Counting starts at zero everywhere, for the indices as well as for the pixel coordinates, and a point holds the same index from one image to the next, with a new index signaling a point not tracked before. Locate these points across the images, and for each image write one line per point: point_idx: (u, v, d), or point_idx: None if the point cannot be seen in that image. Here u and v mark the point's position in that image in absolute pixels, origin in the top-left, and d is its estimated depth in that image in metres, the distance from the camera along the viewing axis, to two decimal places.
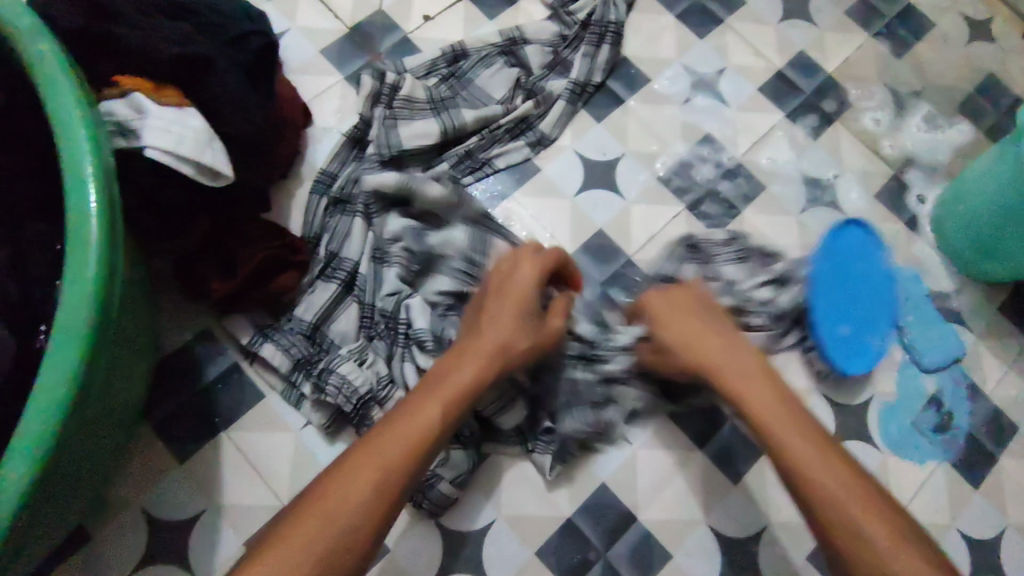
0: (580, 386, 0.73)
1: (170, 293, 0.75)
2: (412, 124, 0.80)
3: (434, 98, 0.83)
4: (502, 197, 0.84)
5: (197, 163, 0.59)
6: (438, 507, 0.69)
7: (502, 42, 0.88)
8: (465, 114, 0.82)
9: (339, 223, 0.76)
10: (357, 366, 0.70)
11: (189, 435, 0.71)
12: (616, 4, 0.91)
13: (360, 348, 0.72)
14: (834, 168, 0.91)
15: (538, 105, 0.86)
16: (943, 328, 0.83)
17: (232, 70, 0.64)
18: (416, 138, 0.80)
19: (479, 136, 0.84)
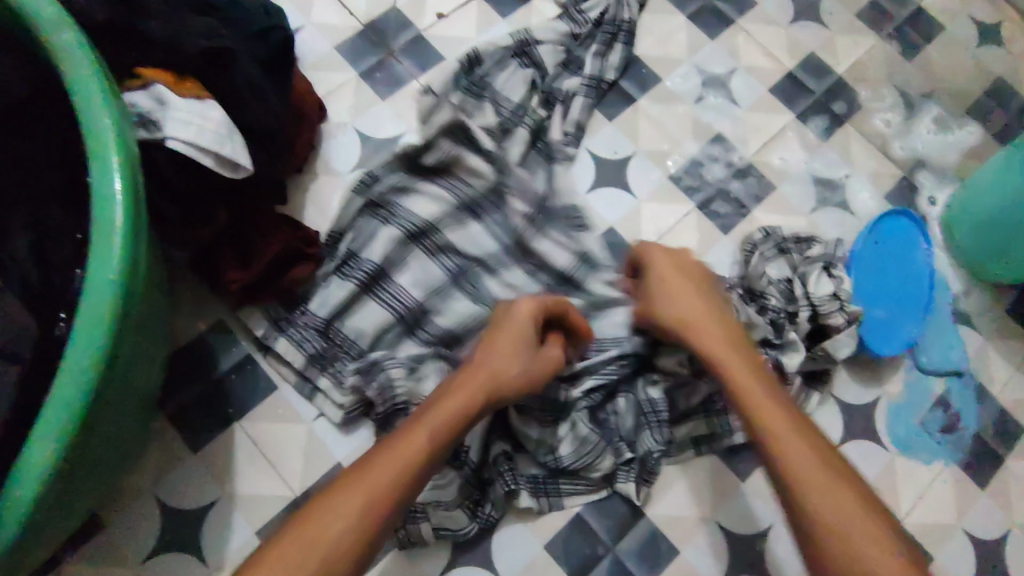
0: (644, 407, 0.72)
1: (185, 285, 0.76)
2: (515, 179, 0.80)
3: (497, 164, 0.79)
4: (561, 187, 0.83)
5: (218, 155, 0.60)
6: (409, 540, 0.68)
7: (514, 44, 0.87)
8: (512, 149, 0.82)
9: (365, 224, 0.75)
10: (408, 374, 0.70)
11: (203, 426, 0.72)
12: (627, 4, 0.92)
13: (419, 356, 0.71)
14: (844, 168, 0.91)
15: (555, 111, 0.87)
16: (953, 335, 0.84)
17: (251, 63, 0.65)
18: (514, 199, 0.79)
19: (527, 168, 0.83)
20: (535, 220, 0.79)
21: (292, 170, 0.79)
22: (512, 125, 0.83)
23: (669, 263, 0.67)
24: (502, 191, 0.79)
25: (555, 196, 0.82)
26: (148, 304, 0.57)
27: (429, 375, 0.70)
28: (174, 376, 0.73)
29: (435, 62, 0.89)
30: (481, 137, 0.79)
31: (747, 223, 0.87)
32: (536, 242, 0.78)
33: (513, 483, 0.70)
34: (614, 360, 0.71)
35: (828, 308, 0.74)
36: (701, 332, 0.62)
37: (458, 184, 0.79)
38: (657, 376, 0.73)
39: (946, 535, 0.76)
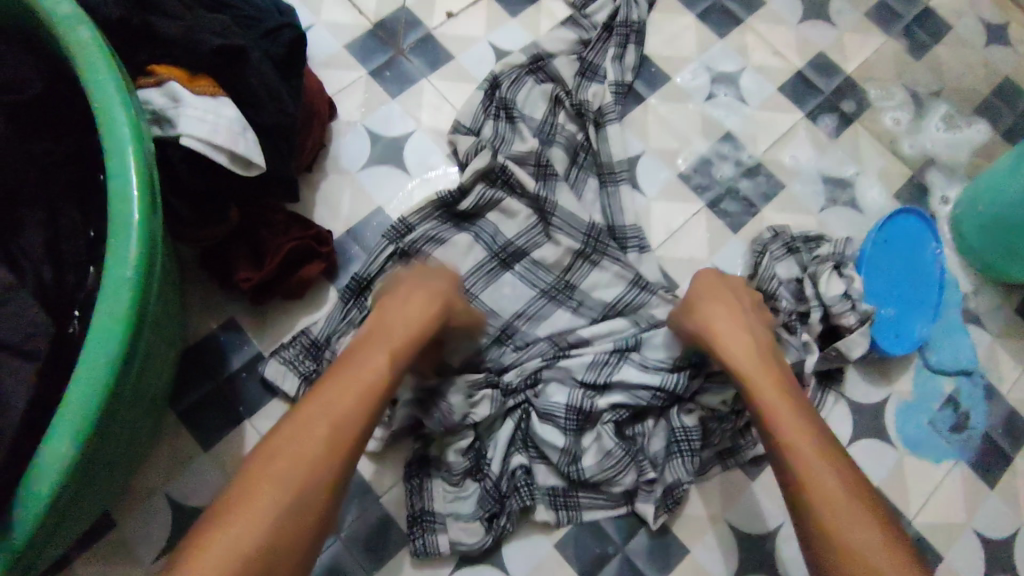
0: (680, 434, 0.70)
1: (197, 283, 0.76)
2: (564, 208, 0.78)
3: (537, 204, 0.78)
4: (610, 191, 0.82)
5: (231, 152, 0.59)
6: (425, 548, 0.68)
7: (528, 61, 0.86)
8: (557, 163, 0.81)
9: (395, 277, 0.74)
10: (462, 398, 0.69)
11: (214, 424, 0.72)
12: (636, 4, 0.92)
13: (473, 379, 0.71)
14: (854, 166, 0.91)
15: (593, 130, 0.85)
16: (964, 335, 0.83)
17: (264, 61, 0.65)
18: (565, 236, 0.78)
19: (565, 181, 0.81)
20: (590, 247, 0.78)
21: (302, 168, 0.79)
22: (546, 143, 0.83)
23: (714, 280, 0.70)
24: (547, 223, 0.78)
25: (614, 218, 0.81)
26: (157, 312, 0.56)
27: (483, 397, 0.70)
28: (184, 375, 0.73)
29: (444, 61, 0.89)
30: (523, 175, 0.78)
31: (756, 222, 0.87)
32: (587, 276, 0.78)
33: (528, 499, 0.69)
34: (653, 389, 0.71)
35: (841, 308, 0.74)
36: (722, 340, 0.65)
37: (495, 224, 0.78)
38: (695, 405, 0.72)
39: (954, 535, 0.76)
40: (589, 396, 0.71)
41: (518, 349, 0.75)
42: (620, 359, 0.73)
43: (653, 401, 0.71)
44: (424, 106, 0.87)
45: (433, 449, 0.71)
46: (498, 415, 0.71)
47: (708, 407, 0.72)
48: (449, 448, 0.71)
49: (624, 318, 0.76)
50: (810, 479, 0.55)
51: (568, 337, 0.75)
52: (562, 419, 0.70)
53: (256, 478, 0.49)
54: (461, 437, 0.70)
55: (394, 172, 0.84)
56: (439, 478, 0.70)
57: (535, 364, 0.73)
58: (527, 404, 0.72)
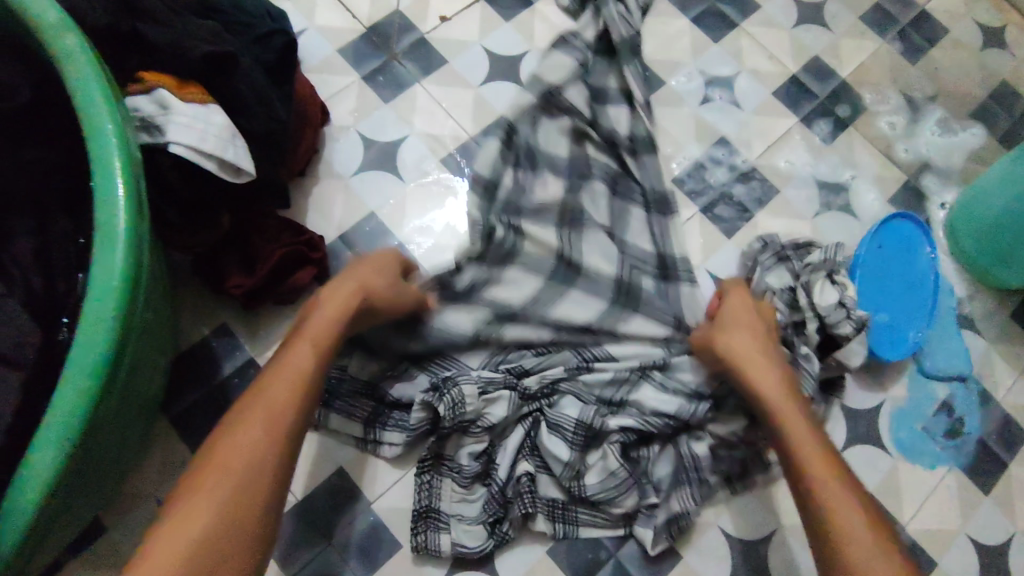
0: (689, 462, 0.71)
1: (189, 289, 0.75)
2: (589, 264, 0.78)
3: (557, 268, 0.77)
4: (638, 220, 0.82)
5: (220, 159, 0.59)
6: (424, 543, 0.68)
7: (537, 101, 0.84)
8: (588, 209, 0.81)
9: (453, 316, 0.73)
10: (477, 395, 0.68)
11: (205, 430, 0.72)
12: (630, 14, 0.90)
13: (490, 378, 0.70)
14: (849, 170, 0.91)
15: (598, 150, 0.84)
16: (958, 342, 0.83)
17: (253, 67, 0.64)
18: (592, 296, 0.77)
19: (594, 224, 0.80)
20: (619, 302, 0.77)
21: (294, 174, 0.79)
22: (578, 182, 0.82)
23: (744, 301, 0.71)
24: (570, 282, 0.77)
25: (634, 270, 0.79)
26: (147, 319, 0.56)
27: (500, 398, 0.69)
28: (176, 379, 0.73)
29: (437, 65, 0.89)
30: (542, 231, 0.78)
31: (749, 227, 0.87)
32: (636, 294, 0.77)
33: (530, 507, 0.69)
34: (668, 416, 0.71)
35: (835, 317, 0.73)
36: (745, 359, 0.66)
37: (528, 258, 0.77)
38: (705, 434, 0.71)
39: (949, 542, 0.76)
40: (599, 414, 0.70)
41: (540, 355, 0.74)
42: (640, 377, 0.73)
43: (663, 428, 0.71)
44: (417, 112, 0.87)
45: (447, 451, 0.71)
46: (511, 420, 0.70)
47: (718, 435, 0.71)
48: (461, 449, 0.70)
49: (660, 345, 0.75)
50: (833, 510, 0.54)
51: (594, 349, 0.74)
52: (570, 433, 0.69)
53: (198, 481, 0.50)
54: (476, 440, 0.70)
55: (387, 177, 0.83)
56: (449, 477, 0.70)
57: (552, 372, 0.72)
58: (540, 412, 0.71)
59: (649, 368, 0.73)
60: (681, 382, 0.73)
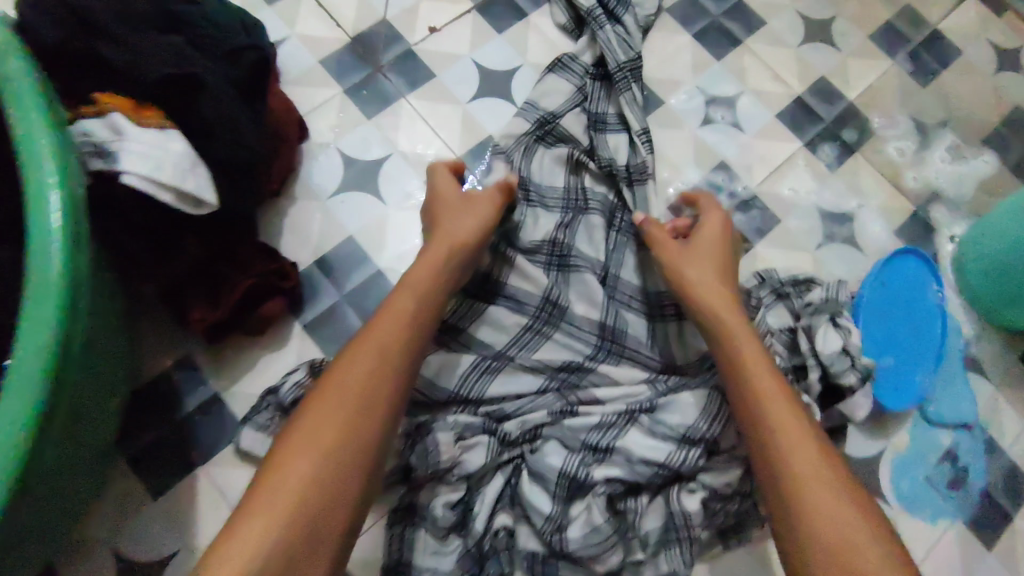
0: (681, 519, 0.67)
1: (151, 317, 0.72)
2: (576, 310, 0.75)
3: (542, 312, 0.74)
4: (631, 253, 0.78)
5: (177, 190, 0.54)
6: None
7: (534, 127, 0.79)
8: (581, 247, 0.77)
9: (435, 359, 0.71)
10: (454, 442, 0.66)
11: (167, 469, 0.68)
12: (629, 37, 0.85)
13: (467, 423, 0.68)
14: (855, 199, 0.87)
15: (593, 180, 0.81)
16: (964, 386, 0.80)
17: (222, 85, 0.60)
18: (577, 340, 0.74)
19: (585, 263, 0.76)
20: (604, 349, 0.74)
21: (268, 196, 0.75)
22: (574, 215, 0.78)
23: (712, 251, 0.69)
24: (554, 328, 0.74)
25: (622, 312, 0.75)
26: (94, 347, 0.53)
27: (478, 444, 0.67)
28: (137, 412, 0.70)
29: (425, 79, 0.85)
30: (531, 268, 0.74)
31: (748, 260, 0.83)
32: (623, 330, 0.74)
33: (508, 564, 0.65)
34: (656, 465, 0.68)
35: (840, 367, 0.69)
36: (731, 326, 0.63)
37: (515, 293, 0.74)
38: (696, 485, 0.68)
39: None
40: (583, 463, 0.68)
41: (521, 397, 0.71)
42: (627, 421, 0.70)
43: (651, 477, 0.68)
44: (401, 129, 0.82)
45: (421, 500, 0.67)
46: (490, 468, 0.67)
47: (711, 487, 0.68)
48: (436, 499, 0.66)
49: (644, 383, 0.73)
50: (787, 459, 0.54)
51: (579, 393, 0.72)
52: (553, 485, 0.66)
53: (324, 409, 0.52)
54: (452, 488, 0.66)
55: (368, 200, 0.79)
56: (422, 529, 0.66)
57: (536, 418, 0.69)
58: (521, 459, 0.69)
59: (635, 411, 0.70)
60: (670, 425, 0.69)
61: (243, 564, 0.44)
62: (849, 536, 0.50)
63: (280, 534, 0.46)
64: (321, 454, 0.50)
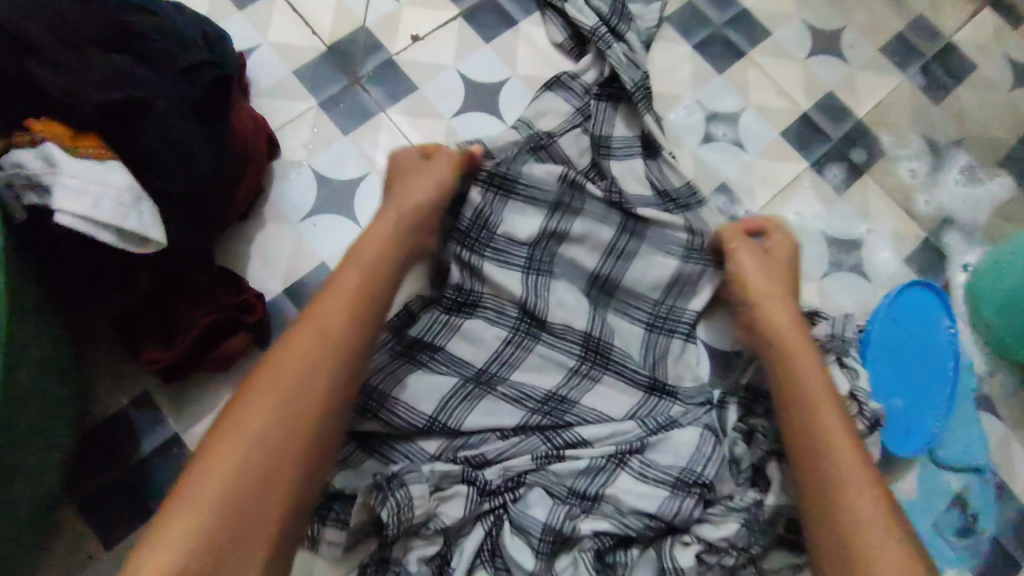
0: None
1: (104, 349, 0.67)
2: (558, 320, 0.71)
3: (522, 323, 0.71)
4: (622, 267, 0.73)
5: (119, 229, 0.49)
6: None
7: (528, 139, 0.74)
8: (568, 257, 0.73)
9: (407, 374, 0.67)
10: (428, 494, 0.61)
11: (120, 517, 0.64)
12: (635, 53, 0.79)
13: (445, 472, 0.62)
14: (863, 224, 0.82)
15: (591, 206, 0.73)
16: (975, 428, 0.75)
17: (175, 110, 0.55)
18: (559, 352, 0.71)
19: (568, 276, 0.73)
20: (587, 362, 0.71)
21: (235, 219, 0.70)
22: (560, 225, 0.72)
23: (777, 274, 0.69)
24: (535, 339, 0.71)
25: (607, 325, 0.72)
26: (33, 389, 0.52)
27: (456, 495, 0.62)
28: (87, 457, 0.65)
29: (406, 92, 0.79)
30: (505, 276, 0.71)
31: None
32: (606, 347, 0.71)
33: None
34: (648, 516, 0.64)
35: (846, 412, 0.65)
36: (792, 345, 0.63)
37: (494, 303, 0.71)
38: (690, 537, 0.64)
39: None
40: (569, 513, 0.63)
41: (505, 438, 0.66)
42: (617, 465, 0.66)
43: (643, 530, 0.63)
44: (381, 146, 0.77)
45: (394, 554, 0.62)
46: (470, 519, 0.63)
47: (708, 542, 0.63)
48: (411, 553, 0.62)
49: (633, 418, 0.68)
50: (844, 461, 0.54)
51: (564, 434, 0.67)
52: (537, 538, 0.62)
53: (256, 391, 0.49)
54: (429, 541, 0.62)
55: (343, 223, 0.74)
56: None
57: (518, 465, 0.65)
58: (503, 509, 0.64)
59: (625, 453, 0.66)
60: (662, 469, 0.66)
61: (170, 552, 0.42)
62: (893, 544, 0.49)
63: (201, 533, 0.43)
64: (250, 447, 0.47)
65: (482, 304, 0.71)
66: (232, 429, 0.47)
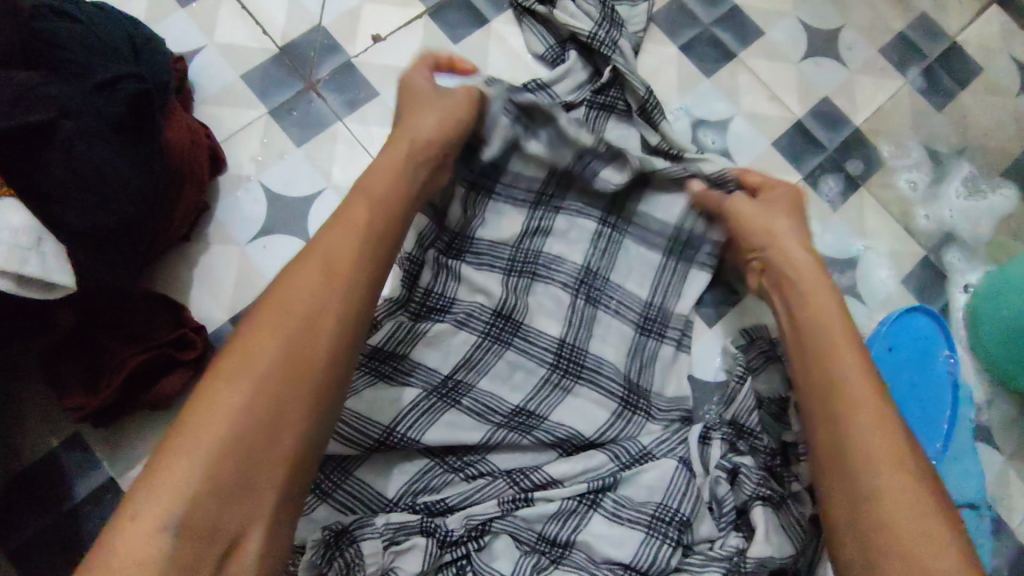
0: None
1: (34, 389, 0.62)
2: (533, 324, 0.67)
3: (493, 327, 0.66)
4: (596, 270, 0.69)
5: (18, 274, 0.46)
6: None
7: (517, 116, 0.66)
8: (551, 252, 0.69)
9: (368, 391, 0.61)
10: (382, 548, 0.54)
11: (50, 570, 0.58)
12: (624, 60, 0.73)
13: (402, 523, 0.56)
14: (857, 242, 0.77)
15: (573, 196, 0.70)
16: (974, 462, 0.68)
17: (84, 134, 0.50)
18: (530, 358, 0.65)
19: (551, 277, 0.68)
20: (559, 371, 0.65)
21: (176, 240, 0.64)
22: (545, 217, 0.70)
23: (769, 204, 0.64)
24: (505, 345, 0.65)
25: (584, 333, 0.67)
26: None
27: (413, 548, 0.55)
28: (11, 509, 0.59)
29: (366, 98, 0.72)
30: (484, 277, 0.67)
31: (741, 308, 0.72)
32: (586, 355, 0.66)
33: None
34: (622, 566, 0.57)
35: None
36: (797, 268, 0.59)
37: (465, 308, 0.66)
38: None
39: None
40: (536, 565, 0.57)
41: (469, 481, 0.60)
42: (590, 505, 0.60)
43: None
44: (338, 159, 0.70)
45: None
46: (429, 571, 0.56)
47: None
48: None
49: (604, 451, 0.62)
50: (852, 423, 0.48)
51: (533, 475, 0.60)
52: None
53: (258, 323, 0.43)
54: None
55: (294, 243, 0.68)
56: None
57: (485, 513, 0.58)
58: (466, 560, 0.57)
59: (602, 488, 0.60)
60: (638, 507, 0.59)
61: (172, 505, 0.37)
62: (920, 526, 0.43)
63: (208, 471, 0.38)
64: (255, 389, 0.41)
65: (452, 313, 0.66)
66: (235, 361, 0.41)
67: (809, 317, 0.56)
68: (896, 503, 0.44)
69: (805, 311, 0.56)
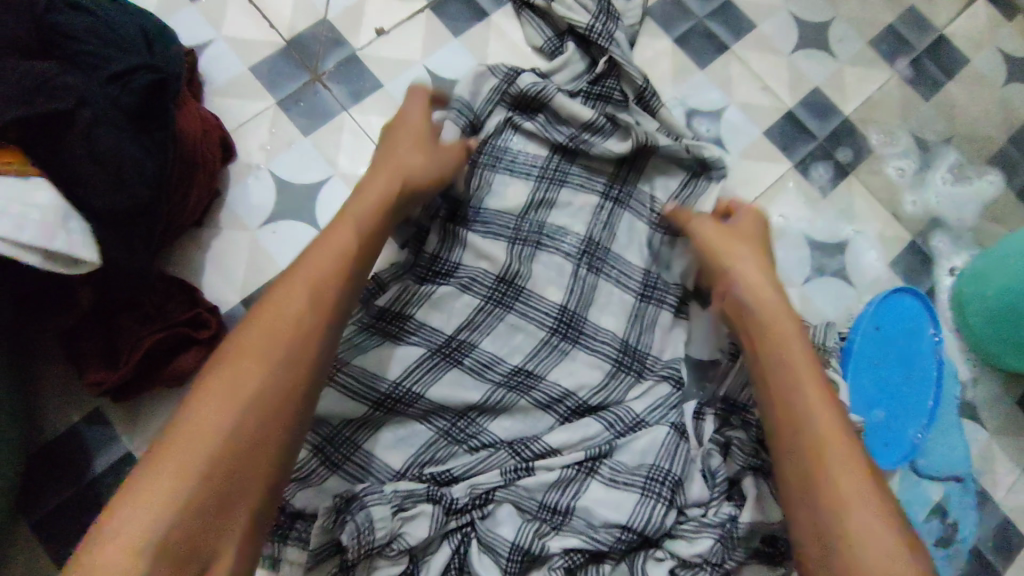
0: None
1: (54, 367, 0.64)
2: (535, 290, 0.69)
3: (495, 292, 0.68)
4: (595, 237, 0.71)
5: (46, 250, 0.48)
6: None
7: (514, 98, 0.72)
8: (557, 222, 0.71)
9: (376, 355, 0.64)
10: (392, 514, 0.57)
11: (72, 539, 0.61)
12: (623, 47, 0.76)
13: (409, 491, 0.58)
14: (847, 227, 0.79)
15: (579, 169, 0.73)
16: (958, 437, 0.73)
17: (102, 120, 0.52)
18: (530, 322, 0.68)
19: (554, 245, 0.70)
20: (558, 334, 0.68)
21: (188, 225, 0.66)
22: (550, 186, 0.72)
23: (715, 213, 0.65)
24: (505, 310, 0.68)
25: (585, 297, 0.69)
26: None
27: (420, 514, 0.58)
28: (34, 480, 0.61)
29: (371, 89, 0.75)
30: (489, 244, 0.68)
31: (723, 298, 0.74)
32: (584, 326, 0.68)
33: None
34: (619, 528, 0.60)
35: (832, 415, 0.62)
36: (745, 267, 0.59)
37: (468, 273, 0.68)
38: (663, 552, 0.60)
39: None
40: (538, 529, 0.59)
41: (472, 453, 0.63)
42: (588, 473, 0.62)
43: (615, 544, 0.59)
44: (344, 148, 0.73)
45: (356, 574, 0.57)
46: (435, 537, 0.59)
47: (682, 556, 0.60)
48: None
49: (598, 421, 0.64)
50: (806, 421, 0.48)
51: (533, 445, 0.63)
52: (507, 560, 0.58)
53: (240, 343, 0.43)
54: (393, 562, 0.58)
55: (302, 228, 0.70)
56: None
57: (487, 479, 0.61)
58: (470, 526, 0.60)
59: (598, 456, 0.62)
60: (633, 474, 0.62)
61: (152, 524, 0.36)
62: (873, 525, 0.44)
63: (191, 487, 0.38)
64: (239, 407, 0.40)
65: (456, 278, 0.68)
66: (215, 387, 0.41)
67: (763, 308, 0.55)
68: (851, 488, 0.45)
69: (744, 317, 0.56)
